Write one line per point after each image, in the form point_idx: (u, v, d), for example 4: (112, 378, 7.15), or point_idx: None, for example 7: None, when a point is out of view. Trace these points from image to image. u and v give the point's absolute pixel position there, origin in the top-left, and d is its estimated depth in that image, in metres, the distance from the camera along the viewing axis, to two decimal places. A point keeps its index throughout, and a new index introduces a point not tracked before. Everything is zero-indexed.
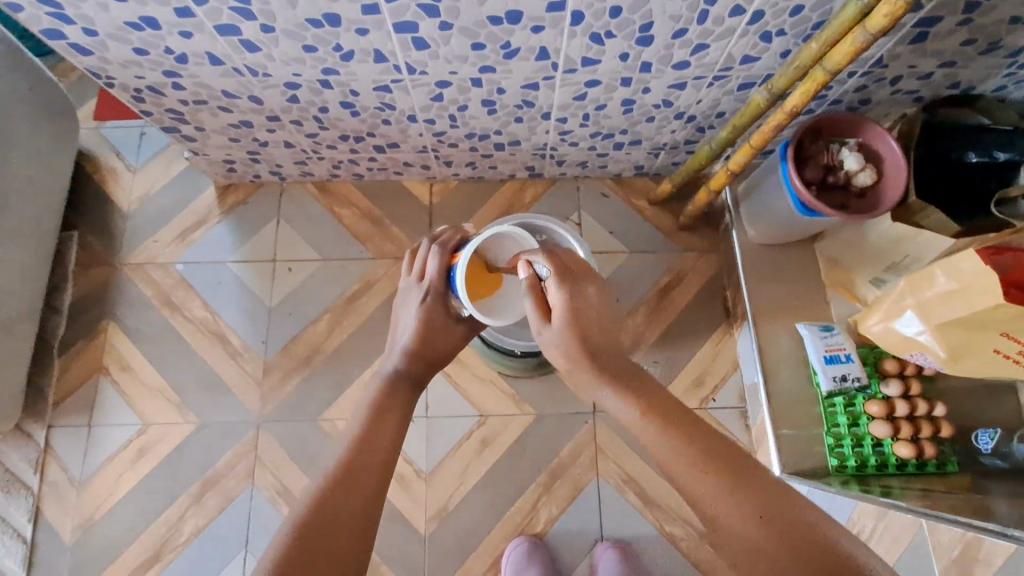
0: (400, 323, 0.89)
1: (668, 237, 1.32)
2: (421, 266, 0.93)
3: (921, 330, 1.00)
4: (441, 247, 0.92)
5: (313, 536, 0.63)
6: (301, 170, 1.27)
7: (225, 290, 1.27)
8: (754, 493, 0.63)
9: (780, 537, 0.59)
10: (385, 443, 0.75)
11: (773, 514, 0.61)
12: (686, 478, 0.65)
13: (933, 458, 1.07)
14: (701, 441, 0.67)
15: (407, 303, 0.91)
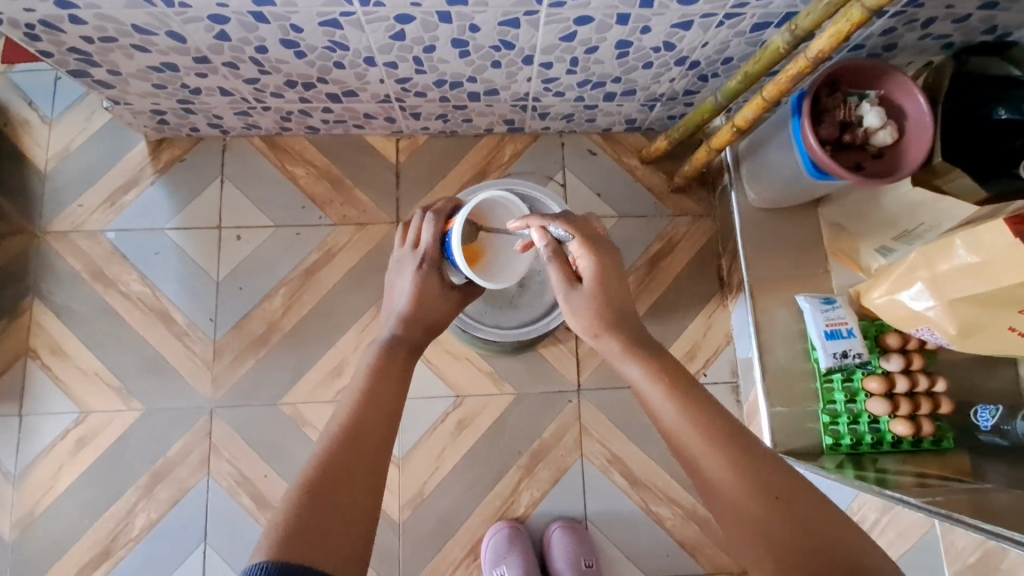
0: (390, 294, 0.76)
1: (660, 200, 1.21)
2: (409, 236, 0.79)
3: (931, 305, 0.92)
4: (435, 214, 0.78)
5: (314, 527, 0.52)
6: (245, 122, 1.11)
7: (166, 261, 1.13)
8: (768, 474, 0.55)
9: (791, 522, 0.51)
10: (384, 412, 0.64)
11: (789, 496, 0.53)
12: (694, 452, 0.57)
13: (930, 435, 1.01)
14: (717, 416, 0.59)
15: (397, 275, 0.77)
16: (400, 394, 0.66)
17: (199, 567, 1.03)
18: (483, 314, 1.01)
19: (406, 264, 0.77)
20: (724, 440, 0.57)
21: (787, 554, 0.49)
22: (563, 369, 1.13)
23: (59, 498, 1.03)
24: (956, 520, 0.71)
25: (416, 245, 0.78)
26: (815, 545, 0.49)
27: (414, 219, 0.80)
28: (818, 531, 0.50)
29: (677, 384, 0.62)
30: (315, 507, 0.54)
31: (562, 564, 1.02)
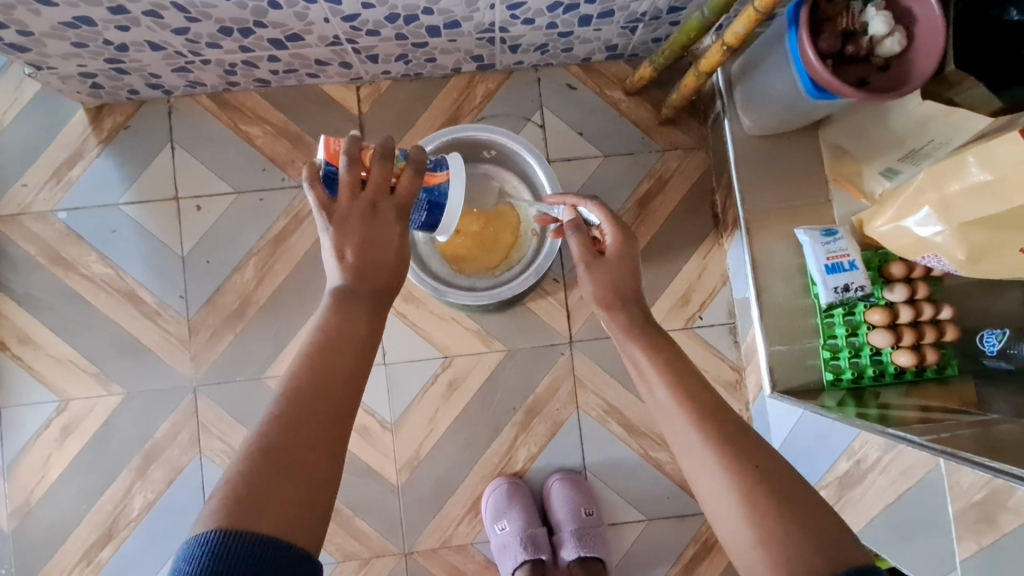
0: (345, 246, 0.58)
1: (647, 134, 1.13)
2: (375, 184, 0.60)
3: (938, 231, 0.86)
4: (417, 163, 0.62)
5: (273, 493, 0.47)
6: (187, 79, 1.01)
7: (124, 238, 1.06)
8: (752, 447, 0.57)
9: (766, 487, 0.53)
10: (347, 362, 0.55)
11: (773, 469, 0.55)
12: (675, 421, 0.60)
13: (934, 363, 0.98)
14: (699, 391, 0.62)
15: (357, 223, 0.58)
16: (371, 337, 0.57)
17: None
18: (454, 273, 0.96)
19: (383, 204, 0.60)
20: (711, 416, 0.59)
21: (757, 512, 0.52)
22: (553, 322, 1.09)
23: (54, 484, 1.03)
24: (961, 459, 0.68)
25: (391, 194, 0.61)
26: (789, 510, 0.51)
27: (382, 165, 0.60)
28: (790, 496, 0.52)
29: (666, 360, 0.65)
30: (271, 470, 0.48)
31: (562, 515, 1.02)
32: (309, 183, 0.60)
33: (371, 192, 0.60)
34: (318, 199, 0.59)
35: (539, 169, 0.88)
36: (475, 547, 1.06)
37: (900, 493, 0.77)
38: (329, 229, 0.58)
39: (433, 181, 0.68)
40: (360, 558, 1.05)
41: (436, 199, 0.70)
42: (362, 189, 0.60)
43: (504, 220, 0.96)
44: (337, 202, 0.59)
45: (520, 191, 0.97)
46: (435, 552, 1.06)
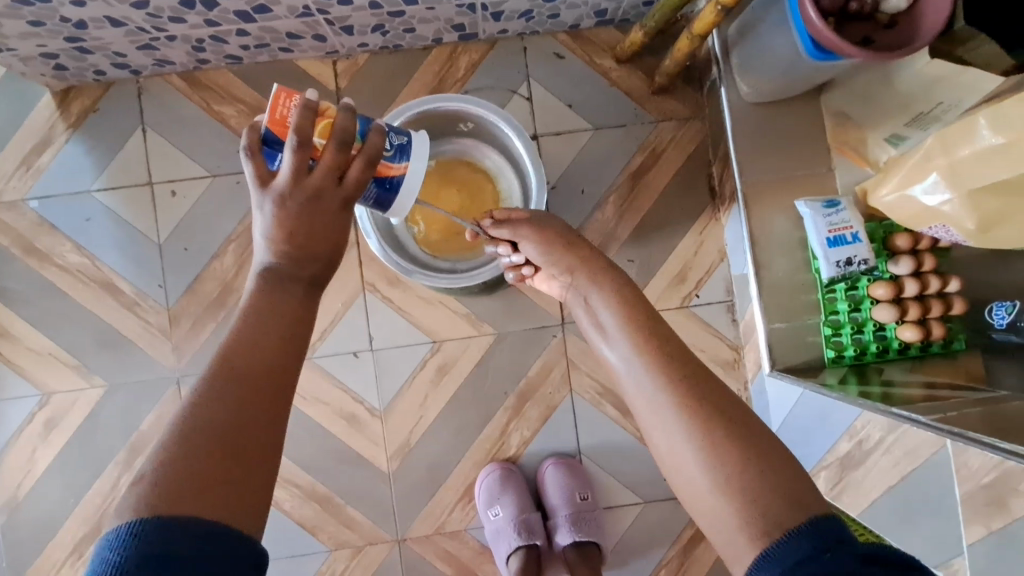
0: (284, 233, 0.54)
1: (640, 104, 1.07)
2: (323, 169, 0.53)
3: (947, 199, 0.82)
4: (370, 157, 0.56)
5: (208, 474, 0.44)
6: (154, 58, 0.97)
7: (98, 226, 1.03)
8: (710, 391, 0.54)
9: (732, 441, 0.50)
10: (281, 332, 0.52)
11: (734, 416, 0.51)
12: (640, 389, 0.56)
13: (940, 338, 0.94)
14: (661, 348, 0.57)
15: (298, 210, 0.53)
16: (304, 306, 0.55)
17: None
18: (433, 256, 0.93)
19: (329, 194, 0.54)
20: (671, 365, 0.56)
21: (721, 472, 0.48)
22: (544, 304, 1.05)
23: (40, 479, 1.01)
24: (969, 440, 0.63)
25: (338, 186, 0.55)
26: (759, 470, 0.48)
27: (331, 148, 0.53)
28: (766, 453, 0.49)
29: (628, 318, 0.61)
30: (205, 450, 0.44)
31: (557, 499, 1.00)
32: (249, 148, 0.54)
33: (315, 179, 0.53)
34: (256, 170, 0.54)
35: (518, 141, 0.83)
36: (469, 532, 1.05)
37: (905, 472, 0.72)
38: (266, 209, 0.53)
39: (387, 173, 0.60)
40: (353, 546, 1.04)
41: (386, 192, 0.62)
42: (307, 172, 0.53)
43: (483, 197, 0.93)
44: (276, 180, 0.53)
45: (502, 166, 0.93)
46: (428, 538, 1.04)
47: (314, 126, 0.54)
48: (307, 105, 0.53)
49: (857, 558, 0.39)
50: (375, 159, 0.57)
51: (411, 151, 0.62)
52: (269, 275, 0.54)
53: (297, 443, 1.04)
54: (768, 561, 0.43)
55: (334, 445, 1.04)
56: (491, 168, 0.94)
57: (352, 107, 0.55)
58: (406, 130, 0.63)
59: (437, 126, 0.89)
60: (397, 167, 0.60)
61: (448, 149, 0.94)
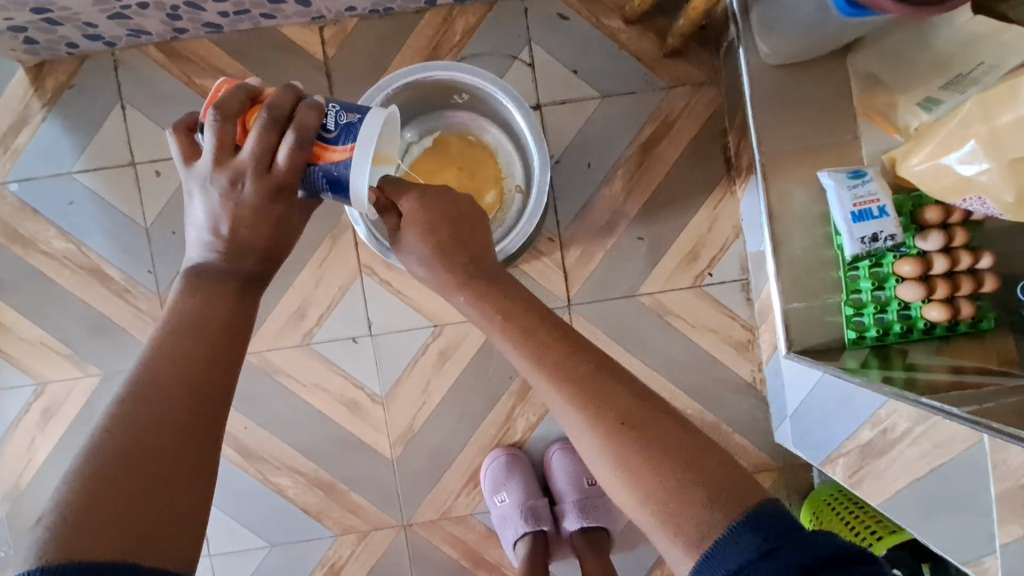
0: (212, 218, 0.53)
1: (650, 69, 1.00)
2: (246, 152, 0.52)
3: (984, 169, 0.76)
4: (297, 137, 0.51)
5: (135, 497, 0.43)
6: (128, 28, 0.90)
7: (82, 209, 0.98)
8: (615, 399, 0.49)
9: (643, 455, 0.46)
10: (205, 349, 0.50)
11: (640, 425, 0.48)
12: (558, 405, 0.51)
13: (969, 318, 0.89)
14: (568, 355, 0.52)
15: (221, 194, 0.52)
16: (232, 322, 0.53)
17: None
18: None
19: (252, 179, 0.52)
20: (574, 372, 0.51)
21: (641, 490, 0.45)
22: (547, 284, 1.02)
23: (40, 469, 1.00)
24: (997, 433, 0.59)
25: (264, 171, 0.52)
26: (679, 483, 0.44)
27: (252, 131, 0.51)
28: (681, 465, 0.45)
29: (519, 321, 0.55)
30: (124, 474, 0.43)
31: (563, 484, 0.99)
32: (182, 134, 0.55)
33: (231, 164, 0.52)
34: (185, 154, 0.55)
35: (518, 114, 0.77)
36: (475, 517, 1.03)
37: (932, 467, 0.67)
38: (195, 193, 0.54)
39: (328, 156, 0.53)
40: (359, 531, 1.03)
41: (327, 177, 0.54)
42: (230, 155, 0.52)
43: (483, 173, 0.87)
44: (199, 162, 0.53)
45: (501, 141, 0.87)
46: (434, 523, 1.03)
47: (244, 110, 0.53)
48: (237, 90, 0.53)
49: (801, 564, 0.39)
50: (308, 141, 0.52)
51: (360, 131, 0.53)
52: (204, 278, 0.53)
53: (297, 430, 1.02)
54: (711, 563, 0.41)
55: (336, 432, 1.02)
56: (489, 142, 0.88)
57: (285, 88, 0.53)
58: (363, 107, 0.55)
59: (428, 97, 0.83)
60: (337, 148, 0.53)
61: (442, 123, 0.88)
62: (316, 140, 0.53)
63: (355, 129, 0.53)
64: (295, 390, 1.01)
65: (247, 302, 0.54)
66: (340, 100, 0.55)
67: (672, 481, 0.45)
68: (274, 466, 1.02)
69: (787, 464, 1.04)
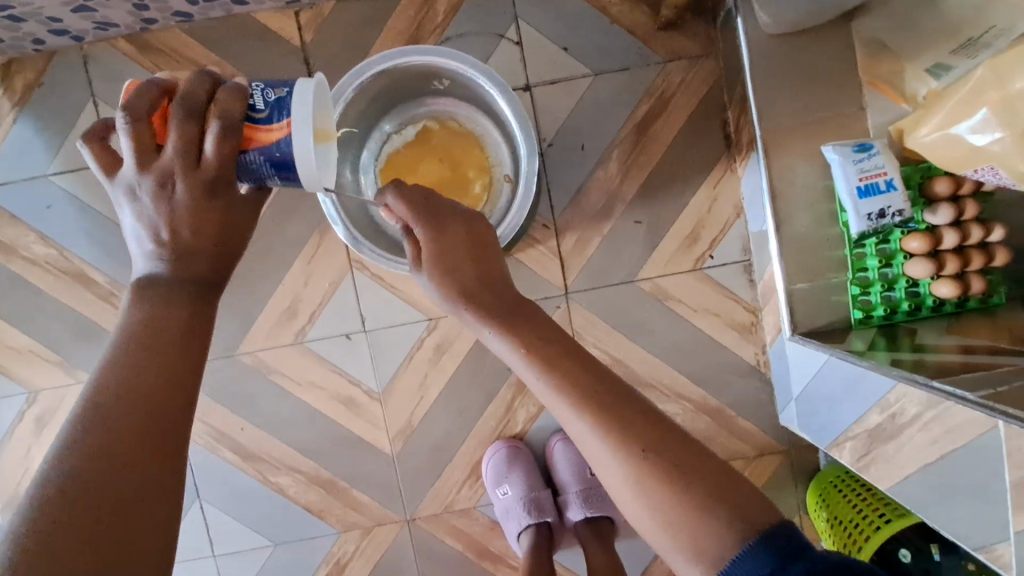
0: (151, 224, 0.49)
1: (644, 43, 0.95)
2: (169, 150, 0.48)
3: (997, 138, 0.72)
4: (222, 125, 0.47)
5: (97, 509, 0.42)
6: (94, 21, 0.86)
7: (61, 213, 0.95)
8: (632, 422, 0.49)
9: (658, 472, 0.46)
10: (162, 363, 0.48)
11: (657, 447, 0.47)
12: (572, 425, 0.50)
13: (979, 293, 0.86)
14: (579, 372, 0.52)
15: (153, 199, 0.49)
16: (189, 328, 0.50)
17: (202, 520, 1.02)
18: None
19: (181, 178, 0.48)
20: (594, 401, 0.50)
21: (667, 525, 0.45)
22: (543, 272, 0.99)
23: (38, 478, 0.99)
24: (1009, 417, 0.57)
25: (194, 168, 0.48)
26: (697, 505, 0.45)
27: (170, 127, 0.47)
28: (707, 498, 0.45)
29: (532, 349, 0.53)
30: (86, 506, 0.41)
31: (568, 476, 0.98)
32: (95, 145, 0.51)
33: (158, 165, 0.48)
34: (103, 163, 0.50)
35: (502, 99, 0.73)
36: (478, 510, 1.02)
37: (944, 452, 0.65)
38: (125, 202, 0.50)
39: (264, 138, 0.49)
40: (362, 527, 1.02)
41: (268, 159, 0.49)
42: (153, 156, 0.48)
43: (470, 162, 0.84)
44: (124, 170, 0.50)
45: (486, 128, 0.84)
46: (438, 517, 1.02)
47: (157, 107, 0.49)
48: (146, 86, 0.49)
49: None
50: (234, 128, 0.48)
51: (293, 106, 0.49)
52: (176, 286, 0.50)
53: (295, 429, 1.00)
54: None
55: (334, 429, 1.01)
56: (473, 130, 0.84)
57: (197, 75, 0.49)
58: (289, 80, 0.51)
59: (405, 85, 0.80)
60: (272, 127, 0.49)
61: (421, 113, 0.85)
62: (245, 123, 0.48)
63: (286, 104, 0.49)
64: (290, 389, 1.00)
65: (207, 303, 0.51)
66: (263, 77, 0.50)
67: (693, 505, 0.45)
68: (274, 465, 1.01)
69: (793, 446, 1.02)
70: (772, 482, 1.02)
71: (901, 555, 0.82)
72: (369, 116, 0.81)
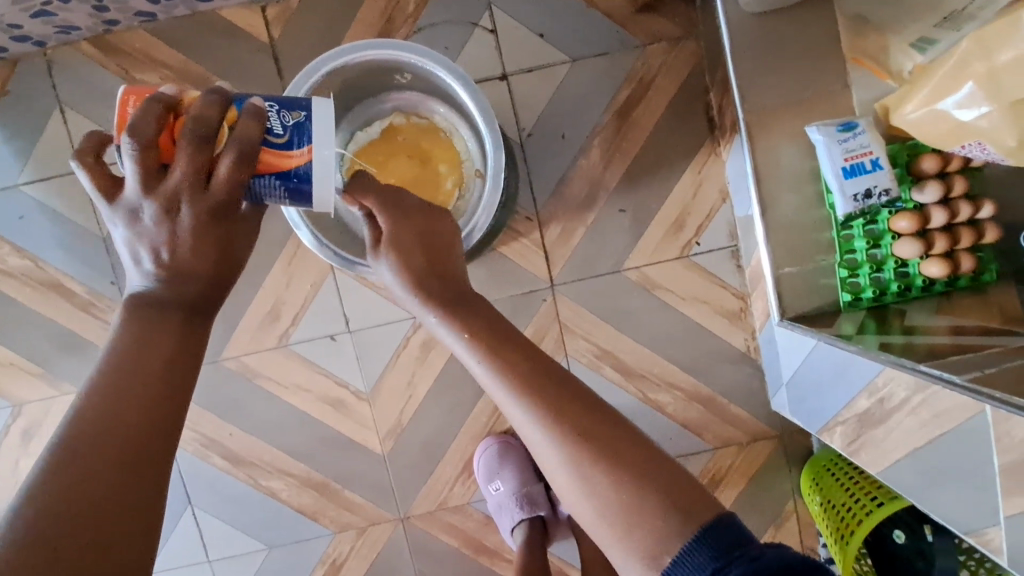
0: (148, 247, 0.46)
1: (622, 26, 0.93)
2: (176, 174, 0.44)
3: (984, 112, 0.70)
4: (242, 149, 0.45)
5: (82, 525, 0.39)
6: (56, 25, 0.83)
7: (34, 224, 0.94)
8: (569, 405, 0.48)
9: (594, 461, 0.45)
10: (146, 394, 0.44)
11: (594, 433, 0.47)
12: (512, 412, 0.51)
13: (969, 271, 0.84)
14: (522, 360, 0.52)
15: (156, 223, 0.45)
16: (173, 361, 0.46)
17: (195, 527, 1.02)
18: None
19: (188, 203, 0.45)
20: (530, 383, 0.50)
21: (605, 515, 0.44)
22: (528, 265, 0.97)
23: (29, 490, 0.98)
24: (996, 401, 0.56)
25: (203, 192, 0.45)
26: (631, 490, 0.44)
27: (181, 148, 0.44)
28: (648, 487, 0.44)
29: (476, 333, 0.54)
30: (55, 559, 0.38)
31: None
32: (89, 165, 0.48)
33: (165, 189, 0.44)
34: (99, 184, 0.47)
35: (463, 92, 0.71)
36: (472, 506, 1.02)
37: (932, 436, 0.64)
38: (124, 226, 0.46)
39: (287, 162, 0.48)
40: (356, 528, 1.02)
41: (288, 182, 0.48)
42: (158, 180, 0.45)
43: (439, 158, 0.82)
44: (124, 192, 0.46)
45: (454, 121, 0.82)
46: (432, 514, 1.02)
47: (164, 129, 0.46)
48: (154, 100, 0.46)
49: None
50: (250, 152, 0.46)
51: (312, 131, 0.50)
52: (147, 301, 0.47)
53: (284, 433, 1.00)
54: None
55: (323, 431, 1.00)
56: (441, 124, 0.83)
57: (208, 96, 0.46)
58: (303, 101, 0.50)
59: (368, 79, 0.78)
60: (296, 151, 0.48)
61: (387, 108, 0.84)
62: (264, 147, 0.47)
63: (306, 127, 0.49)
64: (277, 393, 0.99)
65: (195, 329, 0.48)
66: (275, 98, 0.50)
67: (622, 487, 0.44)
68: (264, 470, 1.01)
69: (786, 431, 1.02)
70: (766, 468, 1.02)
71: (895, 536, 0.85)
72: (334, 110, 0.79)
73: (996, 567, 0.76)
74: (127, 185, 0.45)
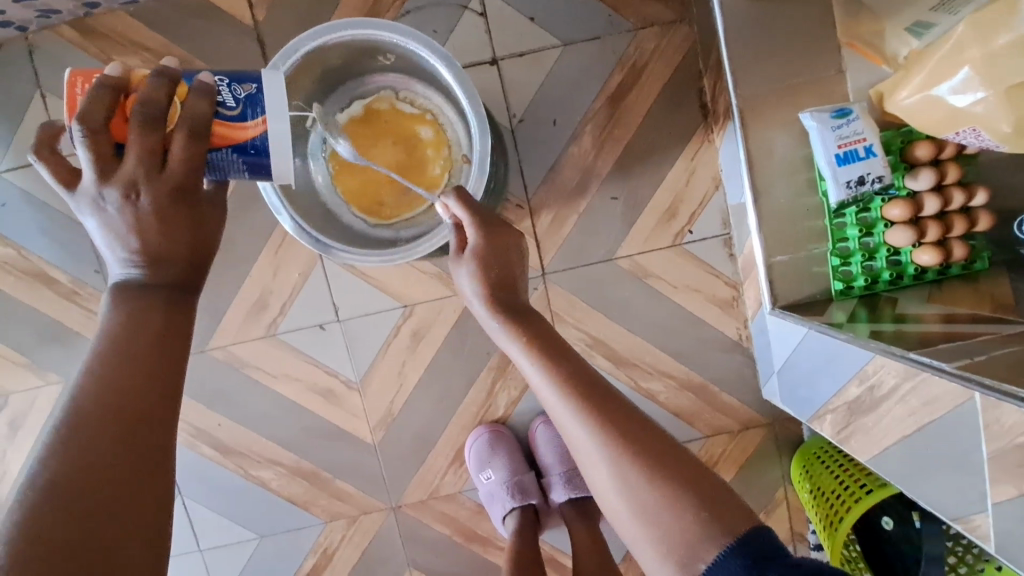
0: (117, 239, 0.46)
1: (615, 10, 0.91)
2: (129, 158, 0.44)
3: (980, 98, 0.69)
4: (192, 127, 0.45)
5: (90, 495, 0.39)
6: (34, 8, 0.81)
7: (15, 211, 0.92)
8: (625, 418, 0.49)
9: (647, 476, 0.45)
10: (141, 371, 0.44)
11: (649, 449, 0.47)
12: (564, 419, 0.50)
13: (962, 259, 0.84)
14: (579, 372, 0.51)
15: (119, 211, 0.45)
16: (163, 342, 0.46)
17: (186, 516, 1.02)
18: (374, 225, 0.82)
19: (146, 187, 0.45)
20: (586, 394, 0.50)
21: (649, 524, 0.44)
22: None
23: (16, 481, 0.97)
24: (987, 388, 0.55)
25: (160, 175, 0.45)
26: (670, 494, 0.45)
27: (133, 128, 0.44)
28: (699, 500, 0.44)
29: (536, 340, 0.54)
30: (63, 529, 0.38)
31: (549, 458, 0.98)
32: (47, 156, 0.47)
33: (125, 174, 0.44)
34: (61, 177, 0.46)
35: (448, 73, 0.69)
36: (464, 494, 1.02)
37: (922, 424, 0.64)
38: (91, 217, 0.46)
39: (243, 135, 0.49)
40: (348, 516, 1.02)
41: (244, 155, 0.49)
42: (115, 165, 0.45)
43: (426, 143, 0.81)
44: (83, 180, 0.45)
45: (439, 104, 0.81)
46: (424, 503, 1.02)
47: (116, 110, 0.46)
48: (103, 83, 0.45)
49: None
50: (202, 128, 0.46)
51: (265, 102, 0.50)
52: (131, 290, 0.46)
53: (274, 422, 0.99)
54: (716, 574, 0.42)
55: (312, 420, 0.99)
56: (428, 108, 0.82)
57: (156, 75, 0.46)
58: (255, 73, 0.50)
59: (350, 61, 0.76)
60: (249, 124, 0.48)
61: (373, 90, 0.82)
62: (214, 119, 0.48)
63: (256, 99, 0.49)
64: (266, 382, 0.98)
65: (180, 316, 0.47)
66: (225, 71, 0.50)
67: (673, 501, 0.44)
68: (255, 459, 1.00)
69: (776, 418, 1.02)
70: (756, 455, 1.02)
71: (884, 522, 0.86)
72: (317, 92, 0.78)
73: (983, 552, 0.77)
74: (84, 174, 0.45)
